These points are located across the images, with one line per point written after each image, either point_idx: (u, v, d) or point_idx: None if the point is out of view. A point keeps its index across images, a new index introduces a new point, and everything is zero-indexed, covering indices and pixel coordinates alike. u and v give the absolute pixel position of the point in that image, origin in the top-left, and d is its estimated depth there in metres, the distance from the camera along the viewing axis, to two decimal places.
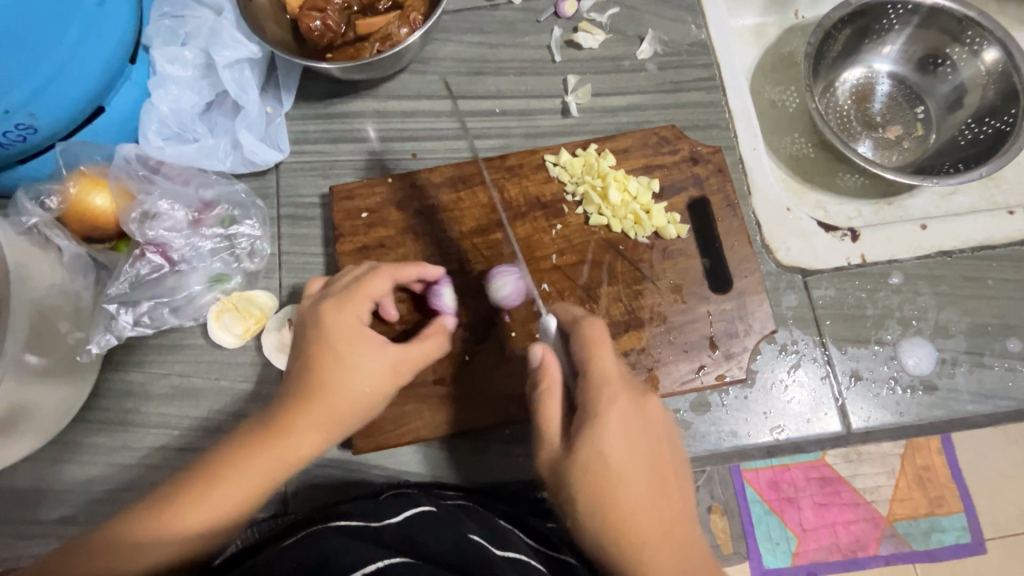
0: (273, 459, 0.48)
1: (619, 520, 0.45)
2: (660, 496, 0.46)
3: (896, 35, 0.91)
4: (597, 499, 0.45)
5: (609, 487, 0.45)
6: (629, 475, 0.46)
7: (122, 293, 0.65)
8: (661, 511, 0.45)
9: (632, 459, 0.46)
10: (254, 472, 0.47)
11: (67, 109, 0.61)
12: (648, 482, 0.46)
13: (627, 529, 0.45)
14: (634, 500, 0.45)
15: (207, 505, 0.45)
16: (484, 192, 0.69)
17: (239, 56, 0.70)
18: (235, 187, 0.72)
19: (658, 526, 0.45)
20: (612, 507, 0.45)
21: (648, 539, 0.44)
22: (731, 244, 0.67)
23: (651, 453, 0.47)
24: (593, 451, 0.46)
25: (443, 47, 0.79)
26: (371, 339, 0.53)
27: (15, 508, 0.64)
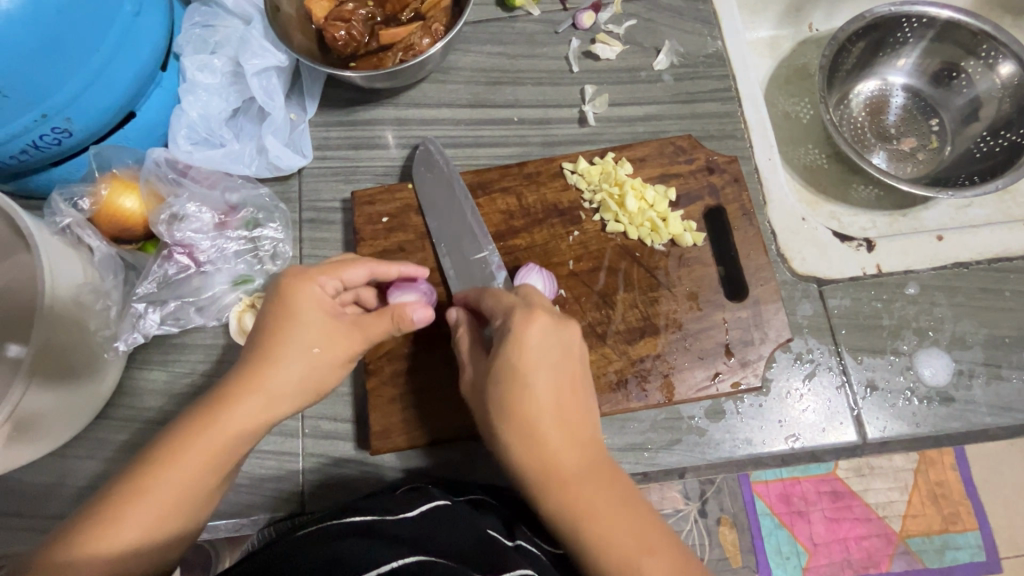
0: (193, 458, 0.45)
1: (524, 428, 0.48)
2: (569, 408, 0.50)
3: (910, 48, 0.92)
4: (503, 410, 0.49)
5: (520, 400, 0.49)
6: (529, 384, 0.49)
7: (149, 292, 0.67)
8: (571, 424, 0.49)
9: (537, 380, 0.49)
10: (176, 477, 0.44)
11: (100, 116, 0.63)
12: (546, 395, 0.49)
13: (538, 434, 0.48)
14: (547, 423, 0.48)
15: (129, 525, 0.42)
16: (502, 198, 0.70)
17: (267, 64, 0.72)
18: (259, 190, 0.73)
19: (569, 436, 0.49)
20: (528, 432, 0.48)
21: (554, 446, 0.48)
22: (747, 252, 0.68)
23: (561, 369, 0.50)
24: (503, 366, 0.50)
25: (463, 56, 0.81)
26: (303, 338, 0.52)
27: (39, 502, 0.65)
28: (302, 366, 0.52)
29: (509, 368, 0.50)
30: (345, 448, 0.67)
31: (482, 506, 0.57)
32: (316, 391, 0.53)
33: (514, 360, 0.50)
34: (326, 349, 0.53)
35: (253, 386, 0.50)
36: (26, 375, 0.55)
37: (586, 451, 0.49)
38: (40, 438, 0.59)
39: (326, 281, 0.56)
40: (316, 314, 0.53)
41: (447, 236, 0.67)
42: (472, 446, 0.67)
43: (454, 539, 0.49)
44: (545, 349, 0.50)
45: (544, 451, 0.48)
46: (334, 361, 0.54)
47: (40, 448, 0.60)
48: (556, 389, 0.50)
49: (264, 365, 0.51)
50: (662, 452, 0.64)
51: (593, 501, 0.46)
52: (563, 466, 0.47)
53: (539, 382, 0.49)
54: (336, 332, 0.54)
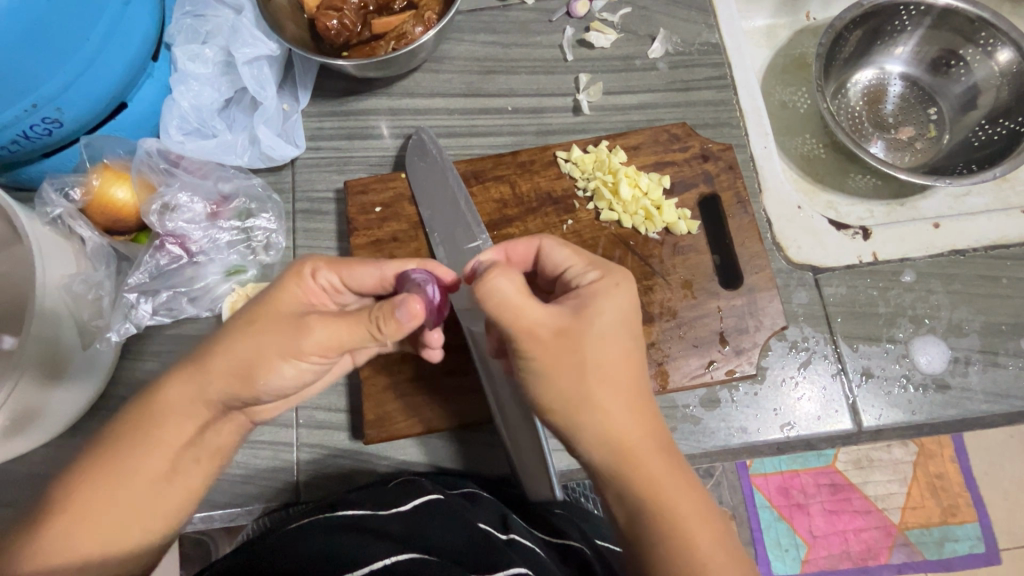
0: (132, 451, 0.44)
1: (616, 389, 0.46)
2: (646, 375, 0.49)
3: (908, 36, 0.91)
4: (594, 366, 0.46)
5: (613, 360, 0.46)
6: (621, 342, 0.47)
7: (141, 283, 0.66)
8: (647, 391, 0.48)
9: (622, 337, 0.47)
10: (114, 471, 0.43)
11: (92, 104, 0.63)
12: (634, 358, 0.47)
13: (624, 396, 0.46)
14: (619, 377, 0.46)
15: (68, 514, 0.41)
16: (496, 187, 0.70)
17: (259, 53, 0.71)
18: (252, 181, 0.73)
19: (649, 404, 0.47)
20: (602, 378, 0.46)
21: (638, 411, 0.46)
22: (742, 240, 0.67)
23: (642, 333, 0.49)
24: (597, 322, 0.47)
25: (457, 46, 0.80)
26: (265, 332, 0.47)
27: (33, 493, 0.65)
28: (238, 349, 0.47)
29: (609, 323, 0.47)
30: (339, 438, 0.67)
31: (477, 498, 0.57)
32: (246, 379, 0.47)
33: (611, 317, 0.48)
34: (270, 330, 0.47)
35: (193, 374, 0.47)
36: (19, 366, 0.55)
37: (659, 420, 0.47)
38: (31, 430, 0.59)
39: (320, 274, 0.52)
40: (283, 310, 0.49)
41: (440, 226, 0.67)
42: (467, 435, 0.67)
43: (448, 532, 0.49)
44: (634, 309, 0.49)
45: (629, 415, 0.45)
46: (275, 345, 0.47)
47: (33, 438, 0.60)
48: (640, 352, 0.48)
49: (213, 351, 0.47)
50: None
51: (669, 473, 0.45)
52: (643, 432, 0.46)
53: (632, 342, 0.48)
54: (289, 315, 0.48)
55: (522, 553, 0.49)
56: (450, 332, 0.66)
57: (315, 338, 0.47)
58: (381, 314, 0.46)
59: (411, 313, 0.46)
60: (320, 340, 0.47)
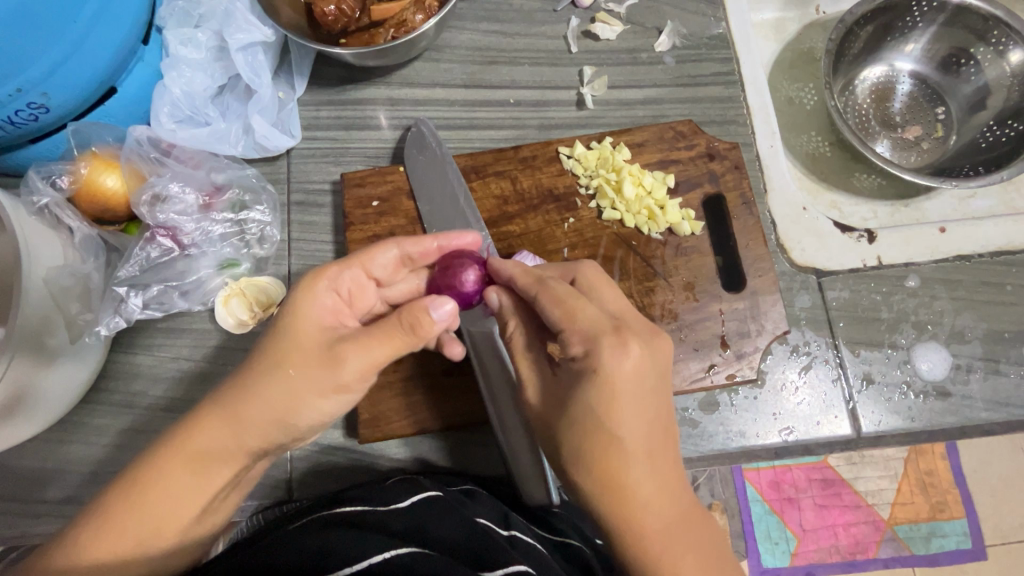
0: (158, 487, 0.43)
1: (612, 479, 0.42)
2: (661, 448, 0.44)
3: (919, 33, 0.89)
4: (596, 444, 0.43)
5: (612, 439, 0.43)
6: (619, 426, 0.43)
7: (132, 275, 0.65)
8: (661, 463, 0.43)
9: (639, 407, 0.43)
10: (145, 509, 0.43)
11: (79, 90, 0.61)
12: (633, 437, 0.43)
13: (627, 480, 0.42)
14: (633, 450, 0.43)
15: (119, 533, 0.42)
16: (496, 182, 0.68)
17: (253, 39, 0.69)
18: (246, 171, 0.71)
19: (655, 486, 0.43)
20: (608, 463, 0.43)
21: (644, 495, 0.42)
22: (746, 242, 0.66)
23: (653, 411, 0.44)
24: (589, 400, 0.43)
25: (458, 34, 0.78)
26: (308, 357, 0.46)
27: (23, 485, 0.64)
28: (275, 384, 0.45)
29: (597, 401, 0.43)
30: (333, 435, 0.66)
31: (476, 494, 0.56)
32: (280, 419, 0.46)
33: (607, 392, 0.43)
34: (302, 373, 0.46)
35: (226, 416, 0.45)
36: (7, 354, 0.54)
37: (670, 504, 0.43)
38: (17, 425, 0.58)
39: (337, 282, 0.50)
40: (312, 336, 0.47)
41: (440, 223, 0.66)
42: (462, 436, 0.66)
43: (449, 527, 0.48)
44: (636, 387, 0.43)
45: (629, 503, 0.42)
46: (313, 387, 0.46)
47: (22, 431, 0.59)
48: (651, 428, 0.43)
49: (242, 393, 0.46)
50: None
51: (672, 558, 0.42)
52: (651, 519, 0.42)
53: (634, 420, 0.43)
54: (319, 348, 0.47)
55: (523, 550, 0.49)
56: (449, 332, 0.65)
57: (352, 370, 0.46)
58: (416, 318, 0.46)
59: (444, 311, 0.47)
60: (357, 369, 0.46)
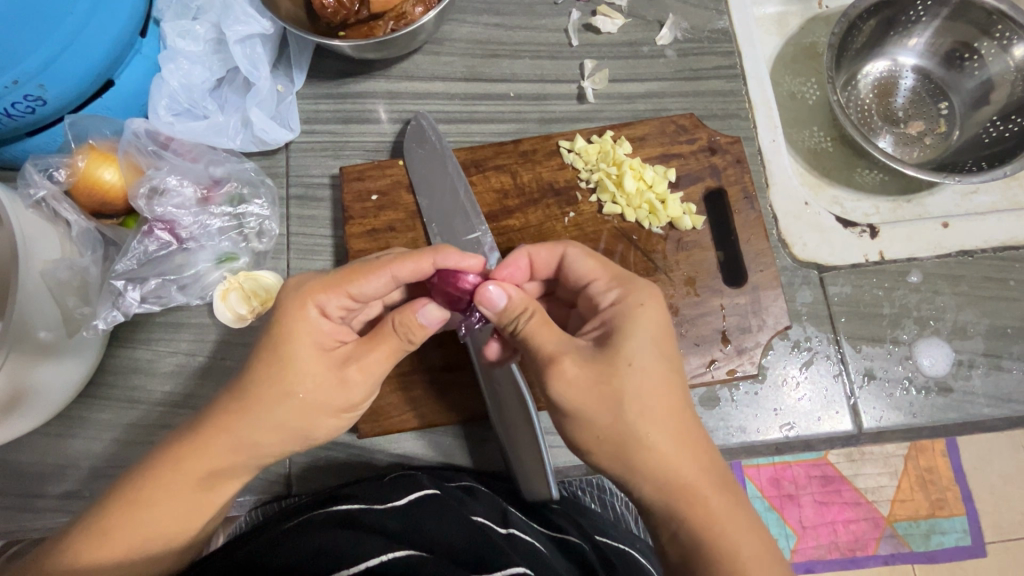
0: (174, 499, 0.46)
1: (653, 427, 0.45)
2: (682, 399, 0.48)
3: (923, 27, 0.89)
4: (633, 395, 0.45)
5: (648, 386, 0.45)
6: (649, 372, 0.46)
7: (129, 269, 0.64)
8: (683, 408, 0.47)
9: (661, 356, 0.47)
10: (159, 519, 0.45)
11: (77, 83, 0.60)
12: (664, 385, 0.46)
13: (661, 424, 0.45)
14: (663, 396, 0.46)
15: (120, 541, 0.44)
16: (497, 176, 0.68)
17: (251, 32, 0.68)
18: (244, 165, 0.71)
19: (682, 430, 0.46)
20: (645, 411, 0.45)
21: (678, 442, 0.45)
22: (747, 236, 0.66)
23: (674, 358, 0.48)
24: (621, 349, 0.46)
25: (458, 27, 0.78)
26: (314, 377, 0.47)
27: (22, 480, 0.64)
28: (280, 405, 0.47)
29: (628, 350, 0.46)
30: None
31: (474, 491, 0.56)
32: (286, 432, 0.48)
33: (643, 338, 0.47)
34: (311, 393, 0.48)
35: (238, 438, 0.47)
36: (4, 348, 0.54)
37: (697, 445, 0.46)
38: (15, 419, 0.58)
39: (329, 304, 0.49)
40: (314, 360, 0.48)
41: (439, 217, 0.65)
42: (462, 431, 0.66)
43: (445, 526, 0.48)
44: (662, 339, 0.48)
45: (670, 451, 0.45)
46: (325, 409, 0.49)
47: (20, 425, 0.59)
48: (674, 374, 0.47)
49: (250, 416, 0.47)
50: None
51: (712, 495, 0.45)
52: (690, 463, 0.45)
53: (661, 368, 0.46)
54: (327, 371, 0.48)
55: (520, 549, 0.49)
56: (448, 327, 0.65)
57: (360, 388, 0.49)
58: (409, 327, 0.49)
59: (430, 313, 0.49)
60: (365, 387, 0.49)
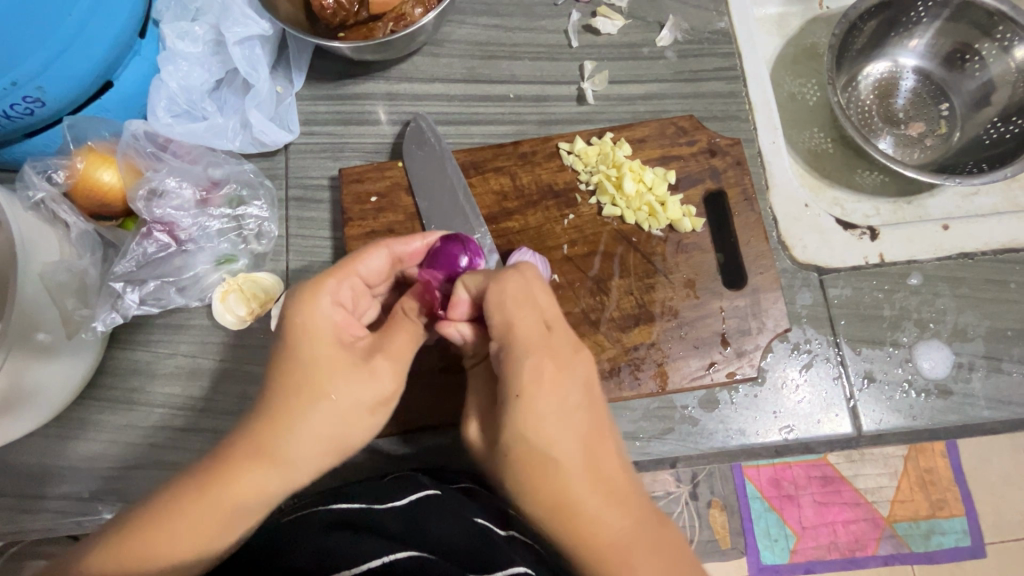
0: (188, 533, 0.41)
1: (558, 501, 0.41)
2: (603, 462, 0.43)
3: (924, 28, 0.88)
4: (527, 476, 0.42)
5: (541, 464, 0.42)
6: (549, 446, 0.42)
7: (128, 271, 0.64)
8: (602, 477, 0.42)
9: (562, 424, 0.42)
10: (176, 544, 0.41)
11: (76, 83, 0.60)
12: (569, 457, 0.42)
13: (569, 503, 0.41)
14: (570, 467, 0.42)
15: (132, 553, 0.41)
16: (496, 178, 0.68)
17: (251, 33, 0.68)
18: (244, 166, 0.71)
19: (603, 501, 0.42)
20: (548, 492, 0.41)
21: (595, 510, 0.41)
22: (747, 238, 0.65)
23: (579, 425, 0.43)
24: (510, 429, 0.42)
25: (458, 28, 0.77)
26: (346, 375, 0.46)
27: (21, 481, 0.64)
28: (318, 415, 0.45)
29: (519, 427, 0.42)
30: None
31: (473, 492, 0.56)
32: (331, 447, 0.45)
33: (536, 409, 0.42)
34: (344, 393, 0.45)
35: (260, 458, 0.43)
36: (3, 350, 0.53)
37: (625, 512, 0.42)
38: (14, 420, 0.58)
39: (335, 291, 0.49)
40: (340, 355, 0.47)
41: (438, 219, 0.65)
42: (461, 432, 0.66)
43: (447, 527, 0.48)
44: (559, 405, 0.43)
45: (584, 522, 0.41)
46: (355, 404, 0.46)
47: (19, 427, 0.59)
48: (582, 443, 0.43)
49: (272, 429, 0.44)
50: (654, 442, 0.63)
51: (639, 565, 0.41)
52: (609, 538, 0.41)
53: (559, 441, 0.42)
54: (354, 362, 0.47)
55: (520, 552, 0.49)
56: (447, 329, 0.65)
57: (390, 374, 0.48)
58: (435, 326, 0.51)
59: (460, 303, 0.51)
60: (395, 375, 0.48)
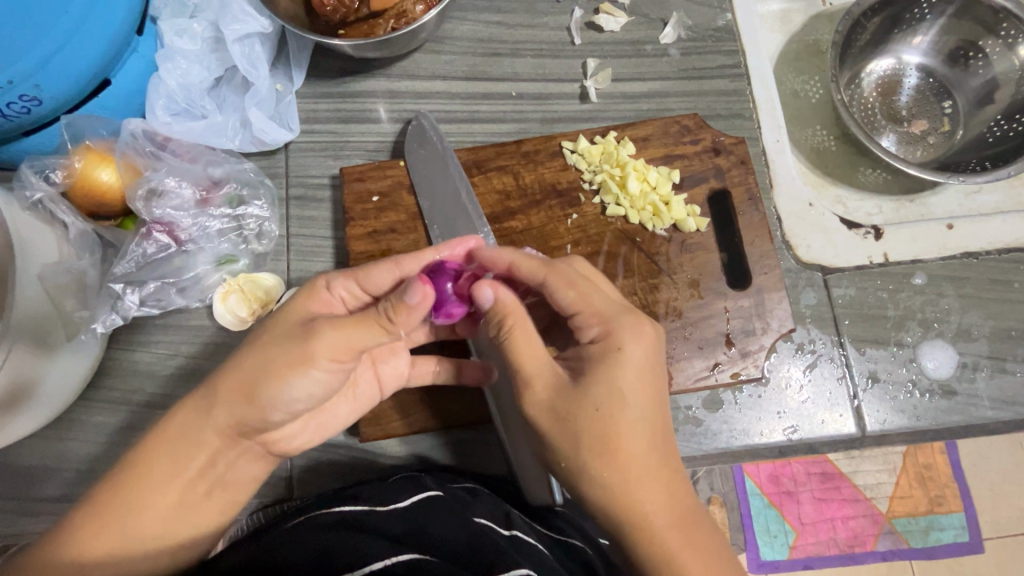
0: (134, 492, 0.44)
1: (626, 466, 0.44)
2: (666, 440, 0.46)
3: (927, 25, 0.88)
4: (602, 438, 0.44)
5: (619, 431, 0.44)
6: (626, 413, 0.44)
7: (127, 272, 0.64)
8: (665, 451, 0.45)
9: (642, 399, 0.45)
10: (127, 495, 0.44)
11: (72, 81, 0.59)
12: (639, 429, 0.44)
13: (634, 468, 0.44)
14: (636, 440, 0.44)
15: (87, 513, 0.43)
16: (498, 177, 0.67)
17: (249, 30, 0.67)
18: (243, 166, 0.70)
19: (660, 475, 0.44)
20: (618, 454, 0.44)
21: (654, 477, 0.44)
22: (752, 238, 0.65)
23: (657, 398, 0.46)
24: (598, 389, 0.44)
25: (459, 25, 0.77)
26: (286, 341, 0.46)
27: (22, 483, 0.64)
28: (244, 368, 0.45)
29: (609, 391, 0.44)
30: (334, 433, 0.65)
31: (477, 492, 0.56)
32: (253, 398, 0.45)
33: (619, 380, 0.45)
34: (275, 346, 0.46)
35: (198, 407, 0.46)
36: (5, 342, 0.53)
37: (676, 487, 0.45)
38: (15, 421, 0.57)
39: (336, 285, 0.51)
40: (292, 323, 0.47)
41: (441, 219, 0.65)
42: (464, 434, 0.65)
43: (447, 528, 0.47)
44: (646, 373, 0.46)
45: (642, 490, 0.44)
46: (281, 362, 0.45)
47: (19, 429, 0.59)
48: (653, 419, 0.45)
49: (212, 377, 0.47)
50: None
51: (682, 542, 0.44)
52: (660, 508, 0.44)
53: (640, 409, 0.44)
54: (299, 327, 0.47)
55: (524, 551, 0.48)
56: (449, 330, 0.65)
57: (323, 347, 0.45)
58: (393, 304, 0.47)
59: (420, 298, 0.46)
60: (331, 348, 0.45)
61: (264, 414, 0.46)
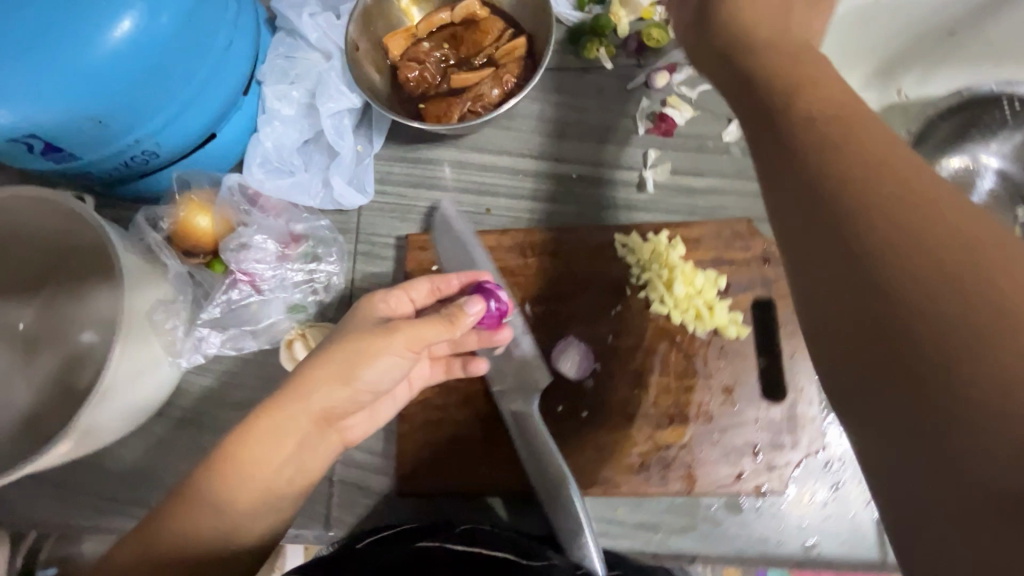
0: (221, 494, 0.48)
1: (864, 262, 0.31)
2: (955, 263, 0.29)
3: (1009, 131, 0.87)
4: (852, 249, 0.32)
5: (857, 231, 0.32)
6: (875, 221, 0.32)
7: (213, 317, 0.72)
8: (954, 267, 0.29)
9: (919, 224, 0.31)
10: (211, 495, 0.48)
11: (185, 138, 0.67)
12: (917, 245, 0.30)
13: (896, 287, 0.29)
14: (902, 250, 0.30)
15: (175, 514, 0.47)
16: (550, 261, 0.71)
17: (341, 106, 0.75)
18: (320, 222, 0.77)
19: (955, 279, 0.28)
20: (868, 250, 0.31)
21: (935, 302, 0.28)
22: (790, 351, 0.67)
23: (947, 229, 0.30)
24: (837, 205, 0.33)
25: (530, 104, 0.81)
26: (375, 330, 0.52)
27: (99, 482, 0.72)
28: (330, 359, 0.51)
29: (859, 221, 0.32)
30: None
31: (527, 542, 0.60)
32: (346, 382, 0.51)
33: (875, 208, 0.32)
34: (361, 335, 0.52)
35: (274, 413, 0.50)
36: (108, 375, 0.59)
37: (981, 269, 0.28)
38: (107, 434, 0.65)
39: (412, 289, 0.58)
40: (377, 317, 0.55)
41: None
42: None
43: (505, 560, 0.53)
44: (922, 209, 0.32)
45: (899, 305, 0.29)
46: (368, 350, 0.51)
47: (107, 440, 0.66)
48: (933, 249, 0.30)
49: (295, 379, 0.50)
50: (674, 536, 0.64)
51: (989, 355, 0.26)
52: (934, 315, 0.28)
53: (903, 224, 0.31)
54: (386, 320, 0.53)
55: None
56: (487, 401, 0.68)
57: (406, 334, 0.52)
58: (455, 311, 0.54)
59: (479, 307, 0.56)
60: (409, 338, 0.52)
61: (350, 394, 0.52)
